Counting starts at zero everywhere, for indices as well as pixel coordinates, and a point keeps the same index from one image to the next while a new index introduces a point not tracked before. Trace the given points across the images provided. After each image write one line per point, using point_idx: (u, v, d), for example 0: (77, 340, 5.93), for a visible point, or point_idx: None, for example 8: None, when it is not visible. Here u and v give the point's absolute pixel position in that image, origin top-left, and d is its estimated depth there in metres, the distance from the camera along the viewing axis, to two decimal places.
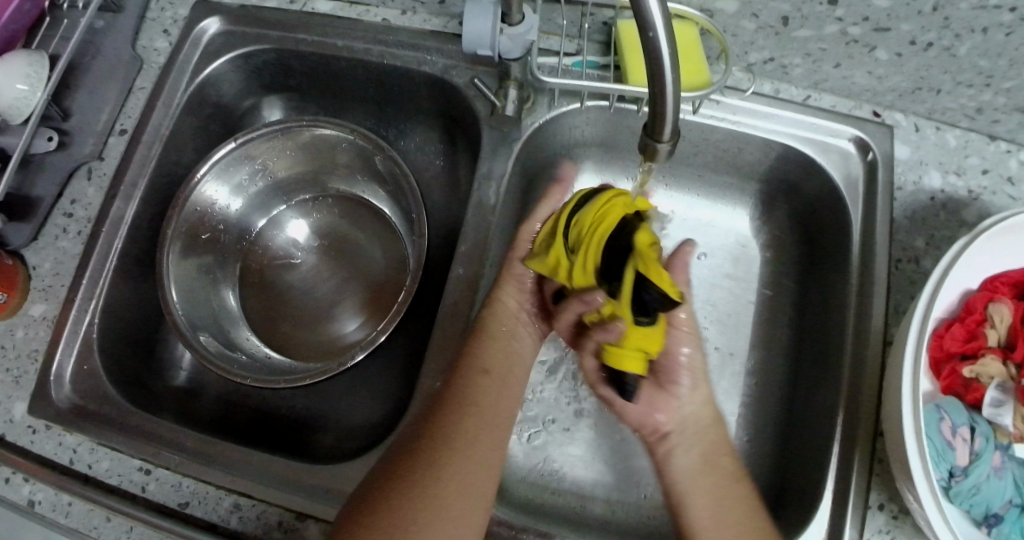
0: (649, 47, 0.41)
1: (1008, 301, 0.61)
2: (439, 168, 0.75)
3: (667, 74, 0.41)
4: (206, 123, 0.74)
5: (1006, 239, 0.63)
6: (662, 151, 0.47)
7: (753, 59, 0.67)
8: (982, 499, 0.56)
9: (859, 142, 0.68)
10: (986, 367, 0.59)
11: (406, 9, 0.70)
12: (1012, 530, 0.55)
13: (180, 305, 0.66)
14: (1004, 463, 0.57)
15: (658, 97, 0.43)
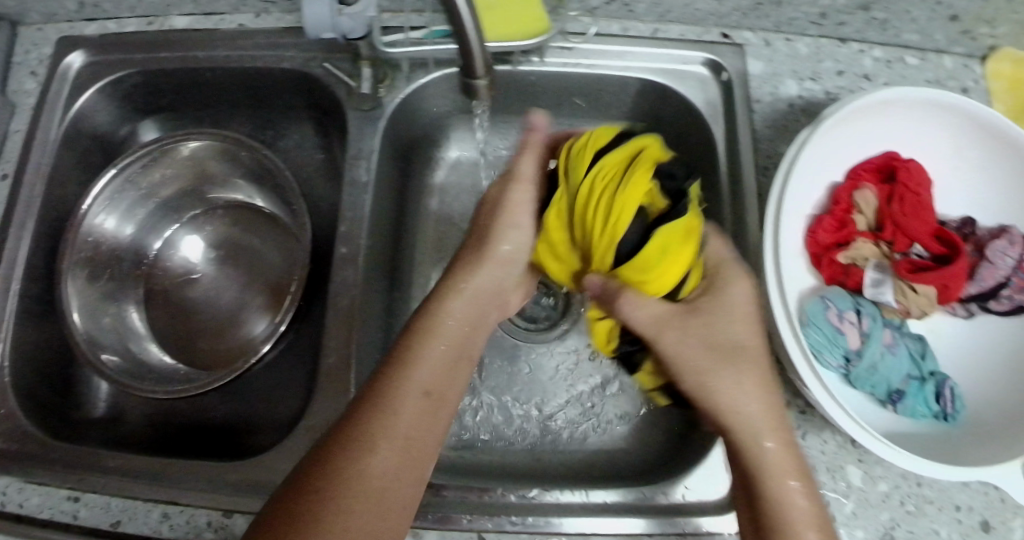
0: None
1: (871, 186, 0.63)
2: (320, 162, 0.77)
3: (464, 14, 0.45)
4: (86, 155, 0.75)
5: (861, 127, 0.65)
6: (483, 90, 0.51)
7: (595, 2, 0.68)
8: (880, 378, 0.56)
9: (711, 64, 0.70)
10: (859, 251, 0.61)
11: (259, 11, 0.72)
12: (916, 402, 0.56)
13: (85, 328, 0.67)
14: (894, 339, 0.58)
15: (461, 37, 0.46)
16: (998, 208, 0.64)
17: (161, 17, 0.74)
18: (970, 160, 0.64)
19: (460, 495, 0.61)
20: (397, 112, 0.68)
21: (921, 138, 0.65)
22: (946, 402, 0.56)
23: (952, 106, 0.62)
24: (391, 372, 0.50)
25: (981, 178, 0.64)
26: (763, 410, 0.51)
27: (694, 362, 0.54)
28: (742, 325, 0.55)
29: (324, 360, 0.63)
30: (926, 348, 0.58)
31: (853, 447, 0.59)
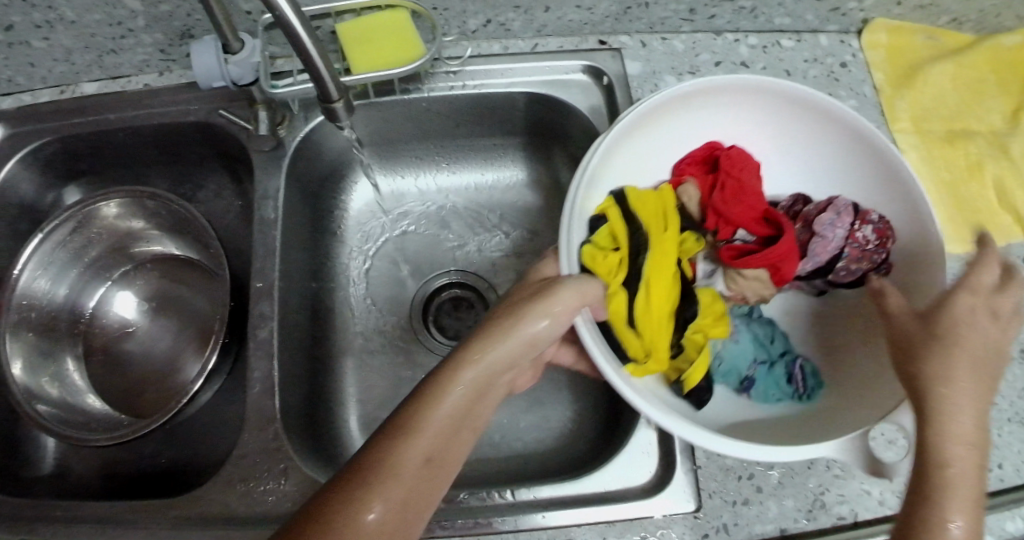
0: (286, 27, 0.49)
1: (694, 181, 0.66)
2: (238, 208, 0.80)
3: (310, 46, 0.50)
4: (13, 223, 0.78)
5: (668, 125, 0.66)
6: (342, 110, 0.58)
7: (473, 25, 0.72)
8: (729, 368, 0.62)
9: (591, 70, 0.74)
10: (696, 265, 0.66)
11: (162, 70, 0.76)
12: (767, 386, 0.61)
13: (27, 382, 0.71)
14: (738, 329, 0.64)
15: (310, 64, 0.52)
16: (818, 177, 0.68)
17: (70, 84, 0.78)
18: (783, 135, 0.67)
19: None
20: (299, 149, 0.72)
21: (737, 124, 0.67)
22: (794, 383, 0.61)
23: (755, 87, 0.64)
24: (395, 434, 0.47)
25: (806, 151, 0.67)
26: (974, 392, 0.45)
27: (953, 350, 0.47)
28: (974, 306, 0.49)
29: (252, 391, 0.66)
30: (776, 335, 0.65)
31: None
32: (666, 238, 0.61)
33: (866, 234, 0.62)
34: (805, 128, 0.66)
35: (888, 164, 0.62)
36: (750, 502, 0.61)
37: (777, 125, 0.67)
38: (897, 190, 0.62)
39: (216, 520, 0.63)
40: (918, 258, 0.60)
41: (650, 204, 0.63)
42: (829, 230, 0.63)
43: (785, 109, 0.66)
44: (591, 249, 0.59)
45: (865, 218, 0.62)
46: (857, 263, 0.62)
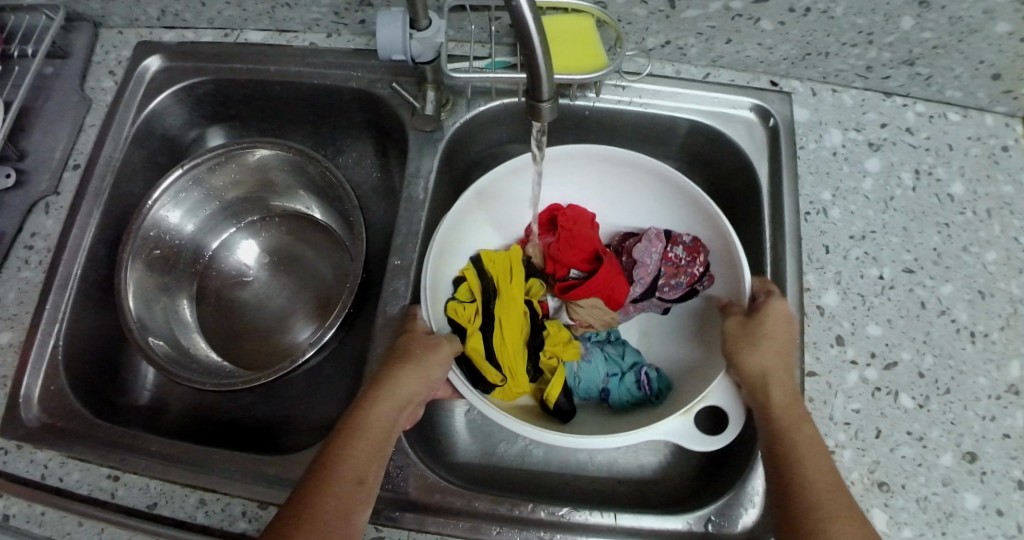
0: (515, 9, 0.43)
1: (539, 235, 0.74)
2: (376, 179, 0.82)
3: (534, 37, 0.44)
4: (153, 154, 0.79)
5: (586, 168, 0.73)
6: (547, 111, 0.50)
7: (651, 44, 0.72)
8: (587, 384, 0.68)
9: (759, 110, 0.74)
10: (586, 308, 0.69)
11: (331, 32, 0.76)
12: (621, 392, 0.67)
13: (138, 312, 0.71)
14: (590, 350, 0.69)
15: (529, 57, 0.45)
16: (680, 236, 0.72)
17: (235, 30, 0.78)
18: (660, 202, 0.73)
19: (487, 508, 0.61)
20: (455, 136, 0.72)
21: (615, 184, 0.74)
22: (639, 385, 0.67)
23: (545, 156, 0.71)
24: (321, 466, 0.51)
25: (676, 215, 0.73)
26: (788, 395, 0.57)
27: (773, 367, 0.58)
28: (780, 328, 0.60)
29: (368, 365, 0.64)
30: (626, 350, 0.70)
31: (880, 491, 0.62)
32: (512, 286, 0.67)
33: (681, 258, 0.69)
34: (684, 201, 0.70)
35: (723, 240, 0.67)
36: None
37: (655, 194, 0.73)
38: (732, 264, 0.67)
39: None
40: (729, 282, 0.68)
41: (499, 259, 0.69)
42: (648, 259, 0.70)
43: (602, 166, 0.72)
44: (455, 304, 0.66)
45: (676, 240, 0.70)
46: (677, 279, 0.70)
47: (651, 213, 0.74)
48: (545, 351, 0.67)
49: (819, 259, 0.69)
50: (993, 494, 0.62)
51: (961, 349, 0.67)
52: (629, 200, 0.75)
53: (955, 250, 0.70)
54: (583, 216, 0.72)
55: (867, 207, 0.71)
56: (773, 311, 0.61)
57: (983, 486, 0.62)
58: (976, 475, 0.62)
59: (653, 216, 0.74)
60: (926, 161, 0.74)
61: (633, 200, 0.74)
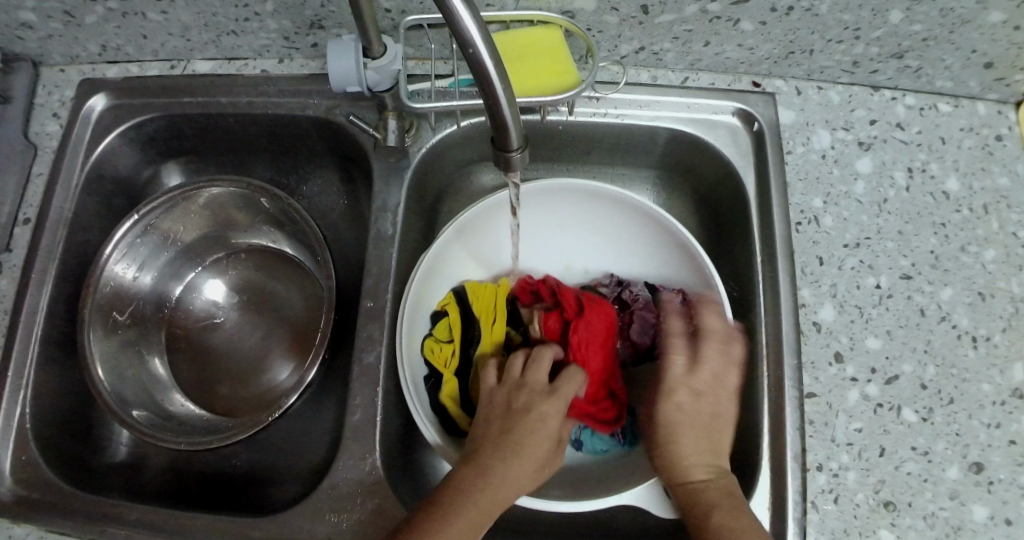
0: (474, 63, 0.41)
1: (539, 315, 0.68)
2: (343, 207, 0.78)
3: (499, 86, 0.42)
4: (108, 199, 0.75)
5: (572, 204, 0.72)
6: (519, 161, 0.48)
7: (625, 50, 0.68)
8: None
9: (742, 113, 0.70)
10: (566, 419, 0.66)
11: (283, 56, 0.71)
12: (592, 442, 0.66)
13: (109, 381, 0.68)
14: None
15: (495, 109, 0.43)
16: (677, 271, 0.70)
17: (182, 60, 0.73)
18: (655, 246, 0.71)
19: None
20: (422, 163, 0.68)
21: (607, 216, 0.72)
22: (613, 433, 0.66)
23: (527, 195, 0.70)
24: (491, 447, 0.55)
25: (665, 261, 0.71)
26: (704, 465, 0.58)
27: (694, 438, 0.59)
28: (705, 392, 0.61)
29: (352, 418, 0.61)
30: None
31: (886, 510, 0.60)
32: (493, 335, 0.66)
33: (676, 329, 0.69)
34: (671, 247, 0.69)
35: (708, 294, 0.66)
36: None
37: (643, 237, 0.72)
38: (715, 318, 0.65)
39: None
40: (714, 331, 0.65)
41: (484, 298, 0.68)
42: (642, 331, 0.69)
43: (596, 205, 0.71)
44: (433, 342, 0.66)
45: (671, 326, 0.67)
46: None
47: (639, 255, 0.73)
48: None
49: (813, 273, 0.66)
50: (1001, 503, 0.60)
51: (963, 356, 0.64)
52: (615, 242, 0.74)
53: (952, 251, 0.67)
54: (600, 327, 0.65)
55: (861, 212, 0.68)
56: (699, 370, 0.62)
57: (991, 496, 0.60)
58: (983, 485, 0.60)
59: (640, 255, 0.73)
60: (919, 158, 0.70)
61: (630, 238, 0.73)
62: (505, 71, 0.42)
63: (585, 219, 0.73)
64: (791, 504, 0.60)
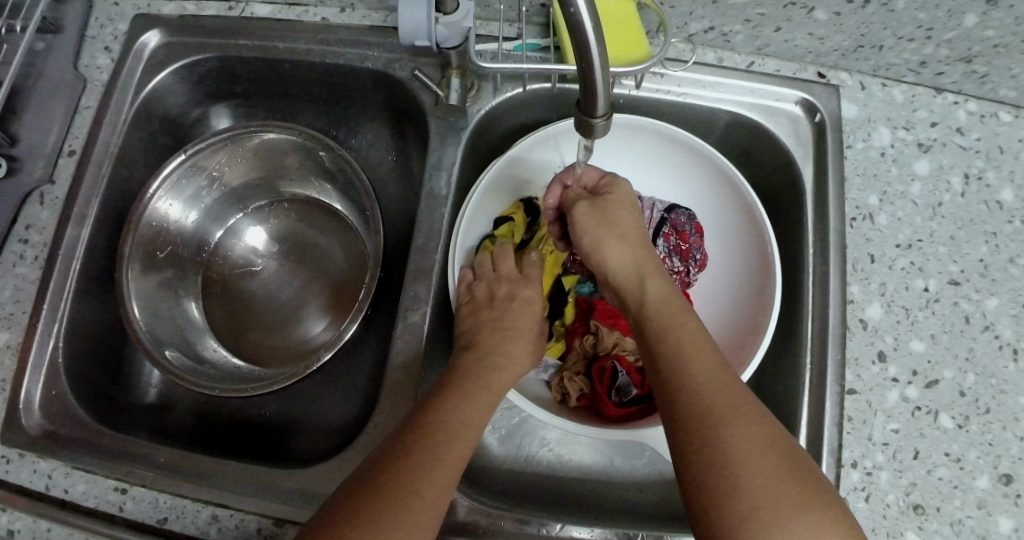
0: (571, 22, 0.38)
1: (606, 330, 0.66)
2: (392, 163, 0.79)
3: (594, 49, 0.38)
4: (154, 137, 0.73)
5: (640, 140, 0.72)
6: (599, 127, 0.44)
7: (694, 29, 0.67)
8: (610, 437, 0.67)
9: (806, 104, 0.69)
10: (574, 387, 0.66)
11: (345, 6, 0.70)
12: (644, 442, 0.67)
13: (144, 320, 0.67)
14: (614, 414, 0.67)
15: (585, 73, 0.40)
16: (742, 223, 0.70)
17: (241, 2, 0.71)
18: (722, 193, 0.71)
19: (516, 527, 0.57)
20: (480, 123, 0.68)
21: (675, 158, 0.72)
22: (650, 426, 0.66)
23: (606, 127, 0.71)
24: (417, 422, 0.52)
25: (730, 210, 0.71)
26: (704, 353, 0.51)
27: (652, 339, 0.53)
28: (633, 273, 0.58)
29: (391, 374, 0.60)
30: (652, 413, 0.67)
31: (914, 514, 0.58)
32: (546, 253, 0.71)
33: (693, 246, 0.70)
34: (732, 202, 0.70)
35: (759, 248, 0.67)
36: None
37: (712, 185, 0.72)
38: (762, 279, 0.66)
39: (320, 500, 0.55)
40: (765, 283, 0.65)
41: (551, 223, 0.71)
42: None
43: (666, 145, 0.71)
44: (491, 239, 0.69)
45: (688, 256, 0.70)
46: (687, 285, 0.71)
47: (697, 202, 0.74)
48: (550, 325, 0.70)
49: (864, 269, 0.65)
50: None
51: (1002, 368, 0.62)
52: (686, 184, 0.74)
53: (1001, 261, 0.66)
54: None
55: (915, 214, 0.67)
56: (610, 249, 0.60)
57: (1018, 509, 0.58)
58: (1010, 497, 0.59)
59: (700, 201, 0.74)
60: (976, 165, 0.69)
61: (699, 180, 0.72)
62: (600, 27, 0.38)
63: (657, 162, 0.74)
64: None
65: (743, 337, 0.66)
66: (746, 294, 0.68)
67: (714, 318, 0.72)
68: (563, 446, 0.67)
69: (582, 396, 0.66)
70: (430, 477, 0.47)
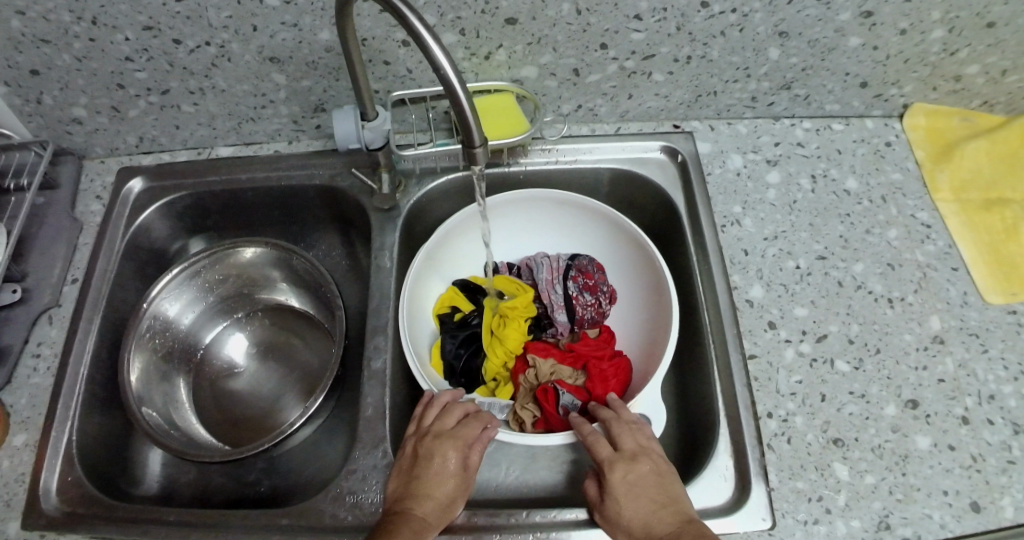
0: (447, 89, 0.56)
1: (549, 358, 0.77)
2: (344, 259, 0.93)
3: (463, 98, 0.57)
4: (143, 264, 0.86)
5: (535, 212, 0.88)
6: (481, 156, 0.62)
7: (566, 109, 0.85)
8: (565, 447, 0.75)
9: (667, 150, 0.87)
10: (527, 413, 0.75)
11: (292, 139, 0.87)
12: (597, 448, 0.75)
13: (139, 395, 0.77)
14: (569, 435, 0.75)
15: (461, 117, 0.57)
16: (634, 258, 0.85)
17: (207, 148, 0.88)
18: (614, 238, 0.86)
19: (487, 521, 0.64)
20: (410, 210, 0.83)
21: (567, 221, 0.88)
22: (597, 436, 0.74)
23: (507, 207, 0.87)
24: (388, 523, 0.59)
25: (623, 250, 0.86)
26: (659, 495, 0.61)
27: (667, 531, 0.59)
28: (654, 487, 0.62)
29: (363, 412, 0.69)
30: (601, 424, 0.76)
31: (837, 446, 0.67)
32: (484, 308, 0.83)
33: (599, 282, 0.83)
34: (623, 241, 0.85)
35: (652, 270, 0.82)
36: (821, 522, 0.63)
37: (604, 233, 0.87)
38: (660, 292, 0.80)
39: (315, 530, 0.63)
40: (664, 298, 0.79)
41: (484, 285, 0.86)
42: (558, 292, 0.82)
43: (557, 211, 0.87)
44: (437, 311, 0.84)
45: (596, 290, 0.83)
46: (604, 314, 0.83)
47: (595, 252, 0.89)
48: (497, 368, 0.80)
49: (741, 261, 0.78)
50: (941, 433, 0.68)
51: (882, 314, 0.75)
52: (580, 240, 0.89)
53: (858, 234, 0.81)
54: (606, 367, 0.76)
55: (774, 212, 0.82)
56: (634, 471, 0.63)
57: (930, 427, 0.68)
58: (921, 418, 0.69)
59: (595, 248, 0.89)
60: (820, 167, 0.86)
61: (590, 233, 0.88)
62: (466, 87, 0.57)
63: (556, 227, 0.89)
64: (749, 448, 0.67)
65: (659, 346, 0.78)
66: (654, 311, 0.81)
67: (633, 337, 0.84)
68: (529, 461, 0.73)
69: (536, 420, 0.75)
70: None
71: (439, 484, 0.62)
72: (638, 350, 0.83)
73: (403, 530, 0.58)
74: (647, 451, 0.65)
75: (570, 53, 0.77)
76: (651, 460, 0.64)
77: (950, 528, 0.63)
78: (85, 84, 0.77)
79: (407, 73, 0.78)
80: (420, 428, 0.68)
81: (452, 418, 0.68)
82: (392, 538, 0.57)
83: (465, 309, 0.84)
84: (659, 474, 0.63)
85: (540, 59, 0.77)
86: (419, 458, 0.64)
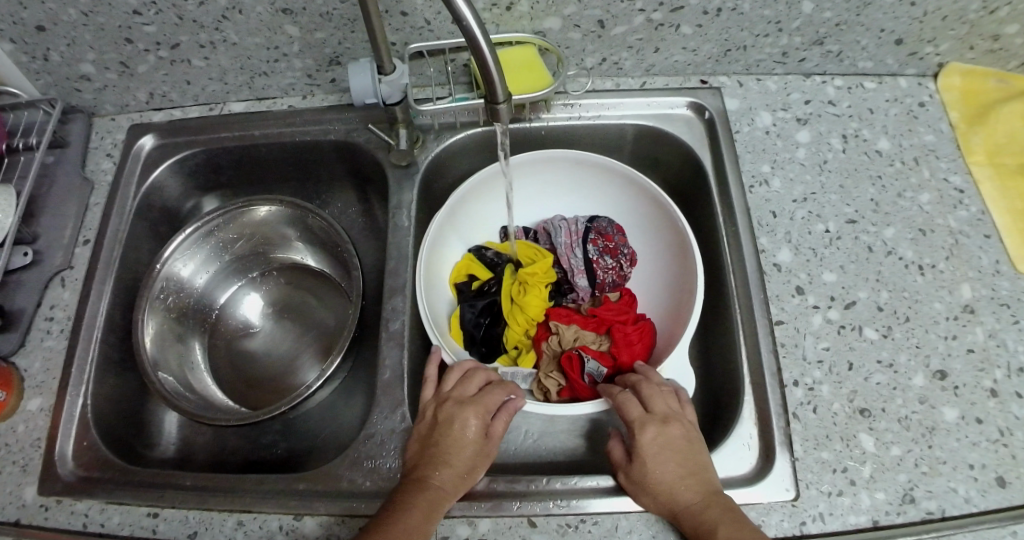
0: (469, 41, 0.53)
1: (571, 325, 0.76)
2: (360, 218, 0.90)
3: (484, 49, 0.53)
4: (155, 224, 0.84)
5: (553, 173, 0.85)
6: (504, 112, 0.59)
7: (590, 63, 0.82)
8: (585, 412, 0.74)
9: (694, 106, 0.84)
10: (552, 382, 0.74)
11: (305, 94, 0.85)
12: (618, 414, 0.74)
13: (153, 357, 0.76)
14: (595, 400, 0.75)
15: (483, 70, 0.54)
16: (656, 220, 0.82)
17: (219, 103, 0.85)
18: (635, 199, 0.83)
19: (508, 487, 0.63)
20: (428, 168, 0.81)
21: (586, 182, 0.85)
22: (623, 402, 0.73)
23: (524, 169, 0.84)
24: (405, 491, 0.59)
25: (645, 212, 0.83)
26: (687, 459, 0.61)
27: (692, 497, 0.58)
28: (683, 451, 0.61)
29: (381, 376, 0.68)
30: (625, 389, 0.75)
31: (863, 417, 0.66)
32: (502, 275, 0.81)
33: (619, 245, 0.81)
34: (644, 202, 0.83)
35: (675, 233, 0.79)
36: (845, 493, 0.62)
37: (625, 195, 0.84)
38: (684, 256, 0.78)
39: (334, 494, 0.62)
40: (689, 261, 0.76)
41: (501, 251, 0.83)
42: (578, 257, 0.79)
43: (576, 173, 0.84)
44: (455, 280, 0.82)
45: (616, 253, 0.80)
46: (625, 277, 0.81)
47: (616, 214, 0.87)
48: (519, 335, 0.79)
49: (769, 224, 0.76)
50: (969, 404, 0.66)
51: (913, 281, 0.73)
52: (600, 201, 0.87)
53: (891, 197, 0.78)
54: (630, 332, 0.75)
55: (804, 174, 0.79)
56: (666, 433, 0.62)
57: (958, 398, 0.67)
58: (949, 389, 0.67)
59: (616, 211, 0.86)
60: (852, 126, 0.82)
61: (611, 195, 0.85)
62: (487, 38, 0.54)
63: (575, 189, 0.86)
64: (774, 416, 0.66)
65: (683, 311, 0.76)
66: (678, 275, 0.79)
67: (655, 302, 0.82)
68: (548, 426, 0.72)
69: (561, 389, 0.74)
70: (413, 527, 0.55)
71: (458, 454, 0.61)
72: (660, 315, 0.81)
73: (420, 499, 0.58)
74: (679, 415, 0.64)
75: (595, 4, 0.73)
76: (682, 425, 0.63)
77: (974, 501, 0.62)
78: (90, 38, 0.74)
79: (425, 25, 0.75)
80: (442, 393, 0.66)
81: (474, 386, 0.66)
82: (408, 508, 0.57)
83: (483, 277, 0.82)
84: (689, 439, 0.62)
85: (563, 10, 0.74)
86: (439, 425, 0.63)
